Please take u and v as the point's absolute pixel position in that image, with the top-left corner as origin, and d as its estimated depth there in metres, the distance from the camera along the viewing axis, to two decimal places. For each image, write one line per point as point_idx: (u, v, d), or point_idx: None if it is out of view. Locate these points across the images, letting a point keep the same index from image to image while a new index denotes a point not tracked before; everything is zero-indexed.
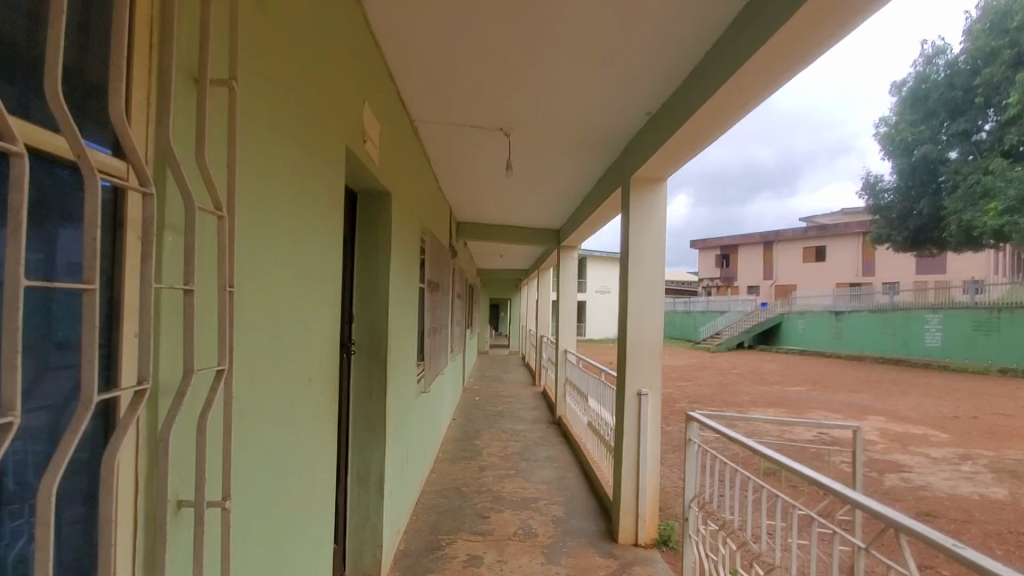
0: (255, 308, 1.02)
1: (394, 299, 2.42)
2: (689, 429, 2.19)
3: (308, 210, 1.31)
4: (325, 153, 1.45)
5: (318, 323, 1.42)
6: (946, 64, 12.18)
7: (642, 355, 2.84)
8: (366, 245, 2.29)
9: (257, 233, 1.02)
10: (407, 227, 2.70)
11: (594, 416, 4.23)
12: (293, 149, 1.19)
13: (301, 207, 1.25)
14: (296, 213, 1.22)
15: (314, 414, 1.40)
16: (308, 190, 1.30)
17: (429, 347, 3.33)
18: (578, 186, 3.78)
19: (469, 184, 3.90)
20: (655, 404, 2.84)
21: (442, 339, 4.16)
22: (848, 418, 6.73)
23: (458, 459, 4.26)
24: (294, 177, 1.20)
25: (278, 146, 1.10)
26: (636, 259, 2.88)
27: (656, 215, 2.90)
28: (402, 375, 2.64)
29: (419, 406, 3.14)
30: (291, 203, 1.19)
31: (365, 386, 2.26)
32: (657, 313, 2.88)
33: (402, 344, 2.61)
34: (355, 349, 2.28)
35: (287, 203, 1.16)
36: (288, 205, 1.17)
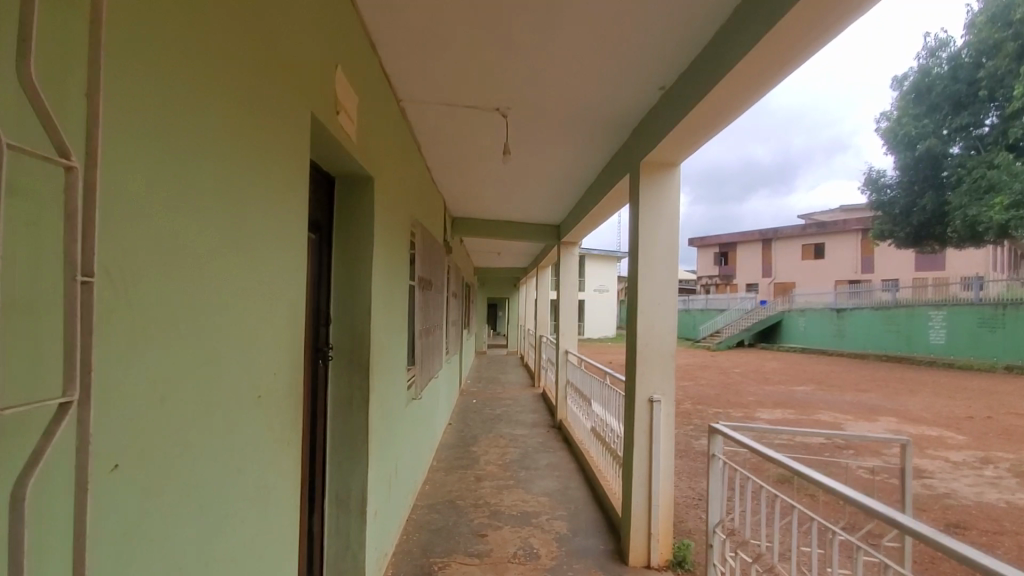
0: (158, 305, 0.74)
1: (378, 298, 2.15)
2: (712, 442, 1.92)
3: (253, 186, 1.04)
4: (279, 115, 1.17)
5: (274, 326, 1.16)
6: (949, 56, 11.96)
7: (654, 358, 2.57)
8: (347, 237, 2.02)
9: (167, 208, 0.75)
10: (393, 217, 2.42)
11: (598, 421, 3.98)
12: (229, 106, 0.92)
13: (241, 181, 0.99)
14: (232, 186, 0.95)
15: (270, 436, 1.14)
16: (253, 162, 1.04)
17: (421, 350, 3.07)
18: (580, 174, 3.50)
19: (464, 173, 3.61)
20: (668, 412, 2.57)
21: (434, 340, 3.87)
22: (859, 419, 6.49)
23: (452, 468, 3.98)
24: (231, 143, 0.94)
25: (202, 99, 0.84)
26: (647, 253, 2.61)
27: (670, 203, 2.63)
28: (389, 381, 2.37)
29: (409, 415, 2.88)
30: (226, 177, 0.93)
31: (345, 396, 2.00)
32: (671, 311, 2.61)
33: (388, 347, 2.34)
34: (334, 354, 2.01)
35: (219, 176, 0.90)
36: (222, 179, 0.91)
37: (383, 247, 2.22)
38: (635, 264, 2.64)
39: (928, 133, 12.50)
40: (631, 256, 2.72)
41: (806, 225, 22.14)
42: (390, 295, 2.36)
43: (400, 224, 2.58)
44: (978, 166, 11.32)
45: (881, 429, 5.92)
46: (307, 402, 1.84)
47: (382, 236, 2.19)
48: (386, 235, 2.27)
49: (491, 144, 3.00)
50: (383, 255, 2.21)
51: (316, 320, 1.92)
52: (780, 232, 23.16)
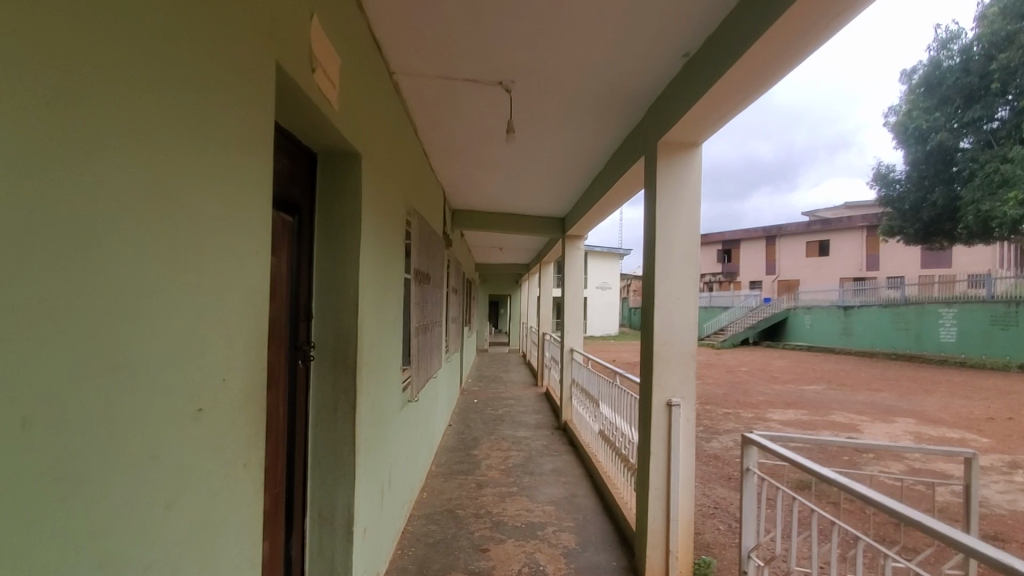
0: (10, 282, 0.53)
1: (368, 289, 1.91)
2: (747, 454, 1.68)
3: (189, 146, 0.84)
4: (234, 68, 0.97)
5: (222, 321, 0.93)
6: (960, 48, 11.61)
7: (673, 358, 2.33)
8: (331, 220, 1.79)
9: (19, 155, 0.54)
10: (385, 201, 2.19)
11: (608, 424, 3.76)
12: (147, 39, 0.72)
13: (169, 135, 0.78)
14: (156, 140, 0.75)
15: (220, 457, 0.91)
16: (188, 116, 0.83)
17: (417, 349, 2.83)
18: (590, 157, 3.24)
19: (464, 157, 3.36)
20: (688, 416, 2.33)
21: (433, 338, 3.64)
22: (875, 420, 6.25)
23: (451, 475, 3.75)
24: (154, 84, 0.74)
25: (97, 19, 0.63)
26: (666, 241, 2.37)
27: (691, 186, 2.38)
28: (381, 382, 2.14)
29: (404, 420, 2.65)
30: (148, 124, 0.73)
31: (331, 400, 1.77)
32: (692, 306, 2.36)
33: (380, 346, 2.11)
34: (317, 352, 1.77)
35: (132, 125, 0.70)
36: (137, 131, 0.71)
37: (373, 233, 1.98)
38: (652, 253, 2.40)
39: (939, 128, 12.17)
40: (647, 246, 2.48)
41: (811, 221, 21.85)
42: (382, 289, 2.13)
43: (393, 210, 2.34)
44: (990, 160, 11.02)
45: (899, 431, 5.69)
46: (284, 407, 1.61)
47: (371, 220, 1.95)
48: (377, 220, 2.05)
49: (494, 122, 2.74)
50: (373, 242, 1.98)
51: (296, 314, 1.68)
52: (785, 228, 22.85)
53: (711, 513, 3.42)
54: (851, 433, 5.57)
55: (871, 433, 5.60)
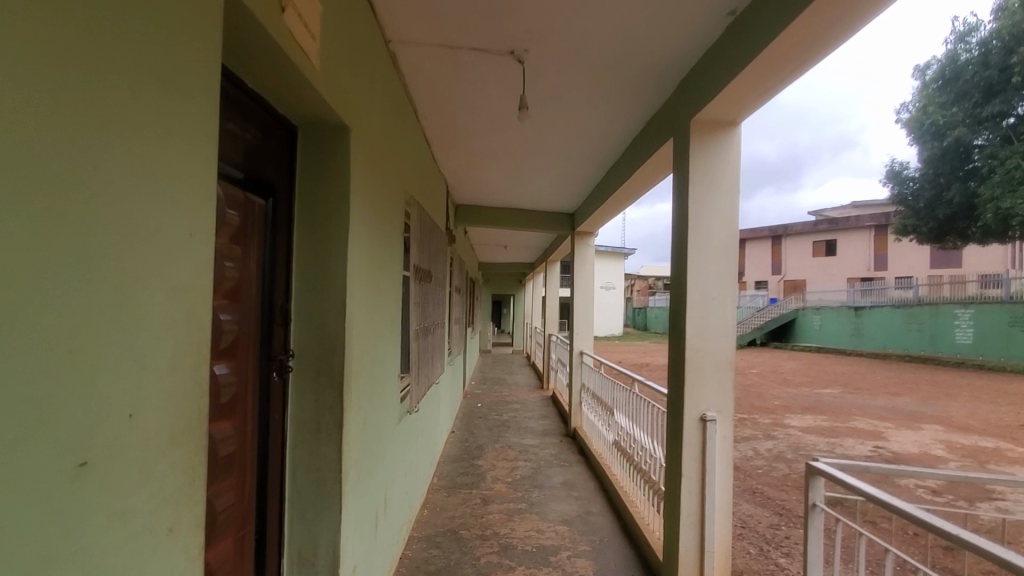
0: None
1: (358, 285, 1.63)
2: (812, 486, 1.40)
3: (69, 75, 0.56)
4: None
5: (130, 336, 0.65)
6: (979, 41, 11.17)
7: (709, 366, 2.04)
8: (314, 204, 1.51)
9: None
10: (381, 187, 1.92)
11: (625, 435, 3.49)
12: None
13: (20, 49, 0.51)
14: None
15: (118, 533, 0.63)
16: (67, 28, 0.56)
17: (417, 354, 2.56)
18: (610, 141, 2.94)
19: (471, 141, 3.07)
20: (725, 433, 2.04)
21: (434, 341, 3.36)
22: (900, 427, 5.96)
23: (454, 489, 3.46)
24: None
25: None
26: (699, 232, 2.07)
27: (728, 170, 2.09)
28: (375, 396, 1.86)
29: (402, 434, 2.37)
30: None
31: (313, 419, 1.49)
32: (728, 306, 2.07)
33: (373, 352, 1.83)
34: (296, 361, 1.49)
35: None
36: None
37: (365, 221, 1.69)
38: (683, 246, 2.10)
39: (956, 124, 11.76)
40: (676, 239, 2.19)
41: (819, 221, 21.48)
42: (375, 286, 1.86)
43: (390, 196, 2.06)
44: (1009, 157, 10.51)
45: (928, 439, 5.39)
46: (254, 429, 1.32)
47: (362, 206, 1.66)
48: (371, 207, 1.77)
49: (504, 99, 2.44)
50: (364, 232, 1.69)
51: (271, 316, 1.40)
52: (793, 228, 22.46)
53: (739, 535, 3.13)
54: (877, 442, 5.26)
55: (899, 442, 5.28)
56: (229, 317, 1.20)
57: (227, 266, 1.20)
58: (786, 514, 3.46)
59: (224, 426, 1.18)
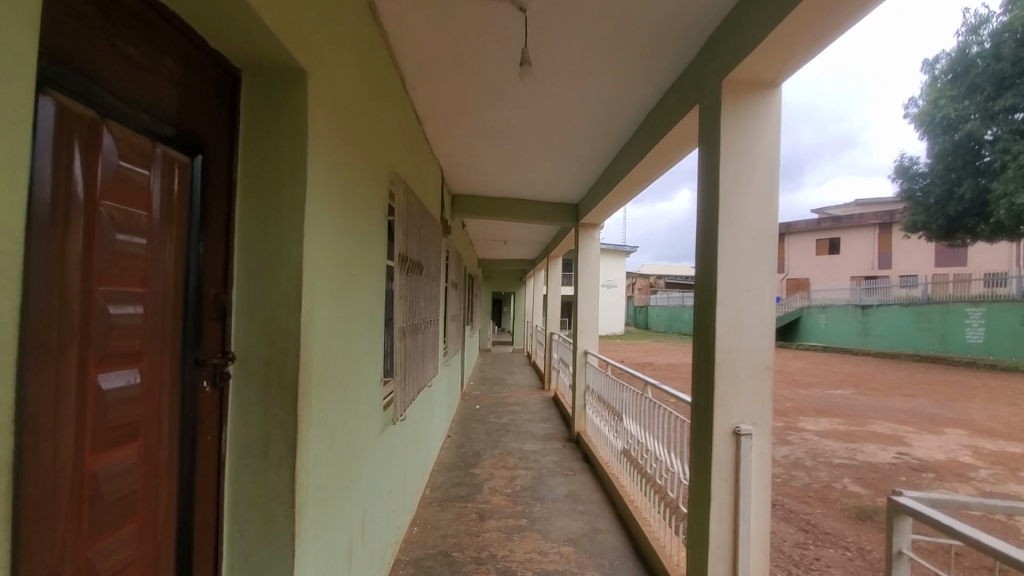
0: None
1: (322, 273, 1.32)
2: (897, 529, 1.14)
3: None
4: None
5: None
6: (990, 34, 10.38)
7: (744, 371, 1.73)
8: (262, 170, 1.20)
9: None
10: (357, 157, 1.60)
11: (636, 444, 3.18)
12: None
13: None
14: None
15: None
16: None
17: (402, 355, 2.25)
18: (623, 114, 2.62)
19: (468, 116, 2.75)
20: (761, 450, 1.73)
21: (426, 340, 3.05)
22: (921, 431, 5.66)
23: (448, 503, 3.15)
24: None
25: None
26: (734, 213, 1.75)
27: (767, 141, 1.77)
28: (345, 407, 1.55)
29: (384, 448, 2.06)
30: None
31: (261, 439, 1.18)
32: (766, 301, 1.75)
33: (343, 355, 1.51)
34: (237, 366, 1.18)
35: None
36: None
37: (332, 194, 1.38)
38: (713, 229, 1.79)
39: (968, 117, 11.13)
40: (703, 222, 1.88)
41: (824, 218, 21.13)
42: (348, 276, 1.54)
43: (369, 171, 1.74)
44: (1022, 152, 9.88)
45: (954, 445, 5.10)
46: (176, 455, 1.01)
47: (328, 176, 1.35)
48: (343, 180, 1.46)
49: (502, 60, 2.12)
50: (331, 209, 1.37)
51: (201, 310, 1.07)
52: (796, 226, 22.16)
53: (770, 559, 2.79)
54: (900, 448, 4.95)
55: (923, 448, 4.97)
56: (134, 311, 0.88)
57: (133, 241, 0.88)
58: (813, 531, 3.15)
59: (122, 457, 0.86)
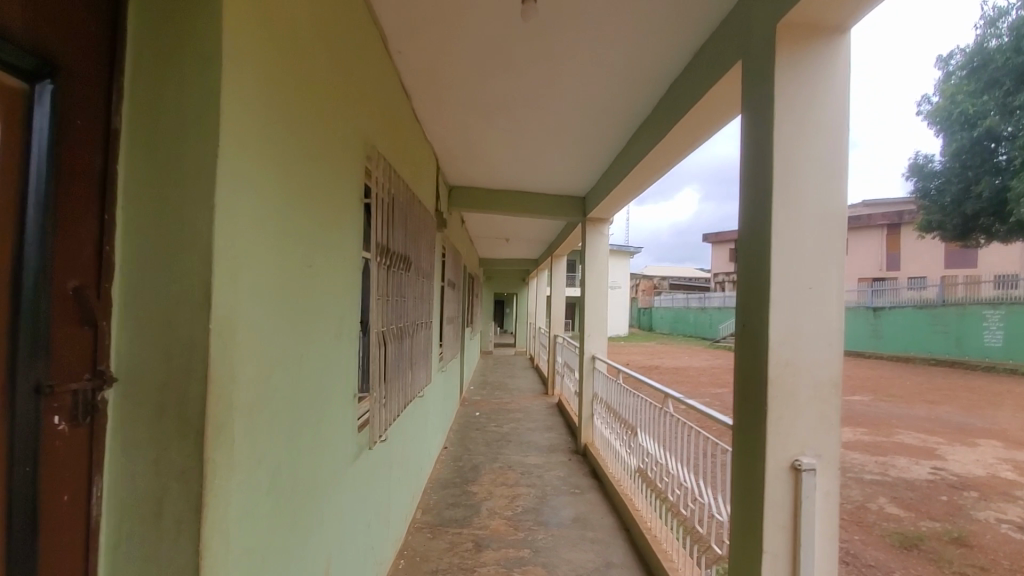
0: None
1: (251, 263, 0.96)
2: None
3: None
4: None
5: None
6: (1009, 26, 9.35)
7: (804, 390, 1.37)
8: (160, 118, 0.85)
9: None
10: (313, 116, 1.24)
11: (653, 463, 2.81)
12: None
13: None
14: None
15: None
16: None
17: (381, 365, 1.89)
18: (646, 80, 2.26)
19: (465, 88, 2.40)
20: (826, 489, 1.37)
21: (416, 344, 2.69)
22: (954, 443, 5.28)
23: (441, 529, 2.78)
24: None
25: None
26: (794, 194, 1.38)
27: (834, 106, 1.42)
28: (294, 438, 1.19)
29: (358, 479, 1.70)
30: None
31: (152, 496, 0.83)
32: (831, 303, 1.39)
33: (288, 372, 1.15)
34: (118, 392, 0.83)
35: None
36: None
37: (271, 159, 1.02)
38: (764, 215, 1.41)
39: (987, 112, 9.93)
40: (749, 207, 1.51)
41: None
42: (297, 267, 1.18)
43: (332, 138, 1.38)
44: None
45: (993, 459, 4.71)
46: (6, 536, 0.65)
47: (262, 130, 0.99)
48: (287, 140, 1.10)
49: (506, 10, 1.77)
50: (269, 180, 1.02)
51: (51, 310, 0.72)
52: None
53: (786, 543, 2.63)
54: (935, 463, 4.57)
55: (959, 463, 4.59)
56: None
57: None
58: (855, 564, 2.77)
59: None
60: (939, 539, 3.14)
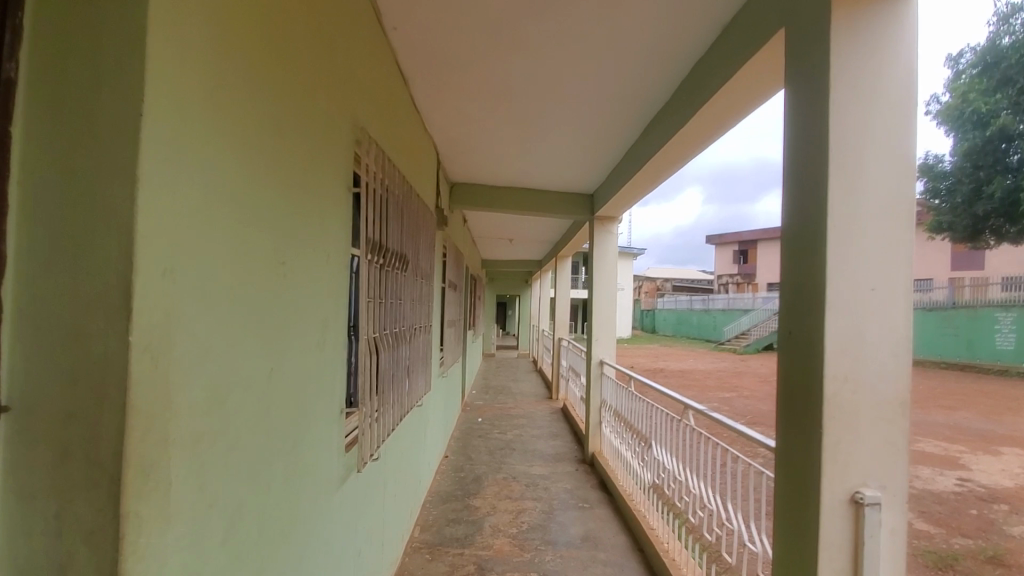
0: None
1: (196, 260, 0.77)
2: None
3: None
4: None
5: None
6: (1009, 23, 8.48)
7: (863, 410, 1.17)
8: (68, 72, 0.66)
9: None
10: (284, 84, 1.04)
11: (669, 479, 2.60)
12: None
13: None
14: None
15: None
16: None
17: (373, 376, 1.68)
18: (669, 60, 2.06)
19: (470, 71, 2.21)
20: (891, 526, 1.17)
21: (415, 350, 2.49)
22: (977, 451, 5.04)
23: (441, 550, 2.57)
24: None
25: None
26: (852, 181, 1.18)
27: (896, 81, 1.22)
28: (261, 469, 1.00)
29: (345, 507, 1.50)
30: None
31: (58, 561, 0.64)
32: (895, 308, 1.18)
33: (251, 390, 0.95)
34: (16, 426, 0.64)
35: None
36: None
37: (225, 132, 0.83)
38: (815, 207, 1.21)
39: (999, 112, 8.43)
40: (794, 197, 1.31)
41: None
42: (262, 264, 0.98)
43: (311, 113, 1.18)
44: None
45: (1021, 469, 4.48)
46: None
47: (212, 94, 0.79)
48: (249, 108, 0.90)
49: None
50: (222, 158, 0.82)
51: None
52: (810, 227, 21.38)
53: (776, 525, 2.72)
54: (960, 474, 4.34)
55: (985, 473, 4.36)
56: None
57: None
58: None
59: None
60: (975, 559, 2.91)
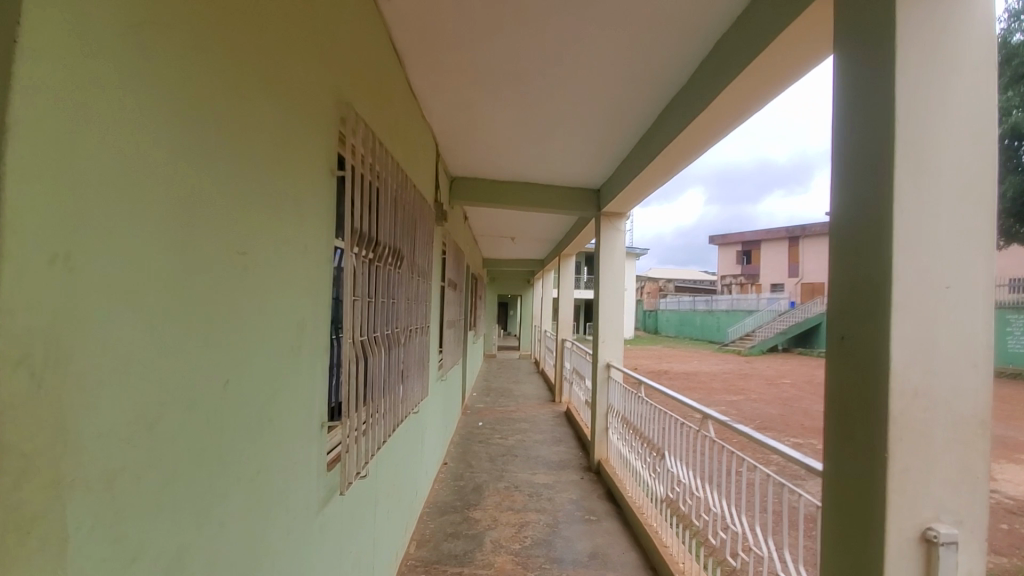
0: None
1: (111, 246, 0.59)
2: None
3: None
4: None
5: None
6: None
7: (933, 429, 0.98)
8: None
9: None
10: (245, 35, 0.86)
11: (684, 493, 2.41)
12: None
13: None
14: None
15: None
16: None
17: (359, 383, 1.50)
18: (691, 33, 1.88)
19: (473, 49, 2.02)
20: (969, 570, 0.98)
21: (410, 354, 2.31)
22: (999, 460, 4.84)
23: (438, 568, 2.39)
24: None
25: None
26: (921, 161, 1.00)
27: (969, 43, 1.04)
28: (214, 504, 0.82)
29: (325, 535, 1.31)
30: None
31: None
32: (972, 309, 1.00)
33: (197, 408, 0.77)
34: None
35: None
36: None
37: (155, 84, 0.65)
38: (878, 191, 1.02)
39: None
40: (846, 182, 1.13)
41: None
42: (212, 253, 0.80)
43: (281, 77, 1.00)
44: None
45: None
46: None
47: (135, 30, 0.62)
48: (193, 56, 0.73)
49: None
50: (152, 116, 0.65)
51: None
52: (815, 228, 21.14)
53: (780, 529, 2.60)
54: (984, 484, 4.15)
55: (1010, 483, 4.16)
56: None
57: None
58: None
59: None
60: None
